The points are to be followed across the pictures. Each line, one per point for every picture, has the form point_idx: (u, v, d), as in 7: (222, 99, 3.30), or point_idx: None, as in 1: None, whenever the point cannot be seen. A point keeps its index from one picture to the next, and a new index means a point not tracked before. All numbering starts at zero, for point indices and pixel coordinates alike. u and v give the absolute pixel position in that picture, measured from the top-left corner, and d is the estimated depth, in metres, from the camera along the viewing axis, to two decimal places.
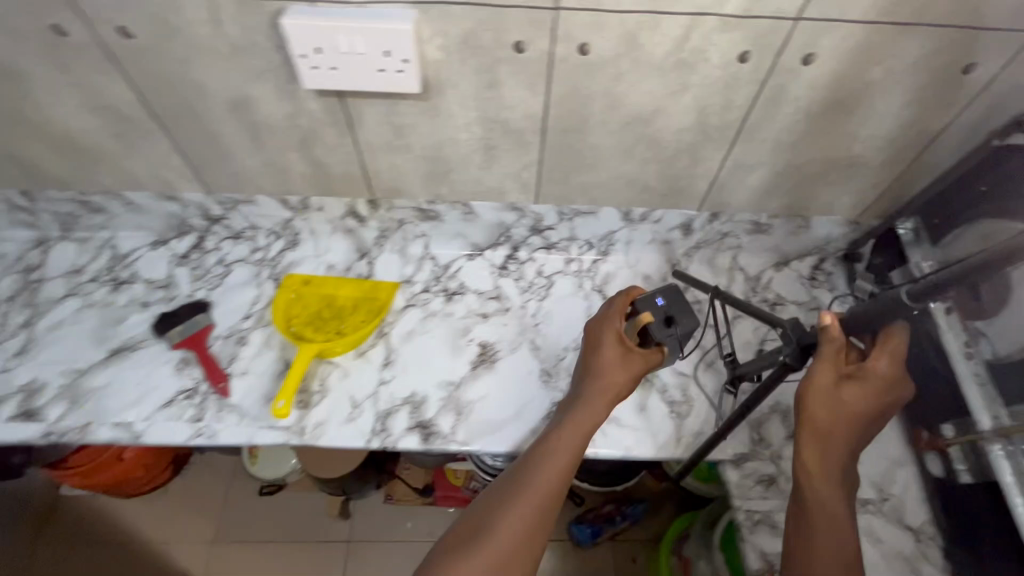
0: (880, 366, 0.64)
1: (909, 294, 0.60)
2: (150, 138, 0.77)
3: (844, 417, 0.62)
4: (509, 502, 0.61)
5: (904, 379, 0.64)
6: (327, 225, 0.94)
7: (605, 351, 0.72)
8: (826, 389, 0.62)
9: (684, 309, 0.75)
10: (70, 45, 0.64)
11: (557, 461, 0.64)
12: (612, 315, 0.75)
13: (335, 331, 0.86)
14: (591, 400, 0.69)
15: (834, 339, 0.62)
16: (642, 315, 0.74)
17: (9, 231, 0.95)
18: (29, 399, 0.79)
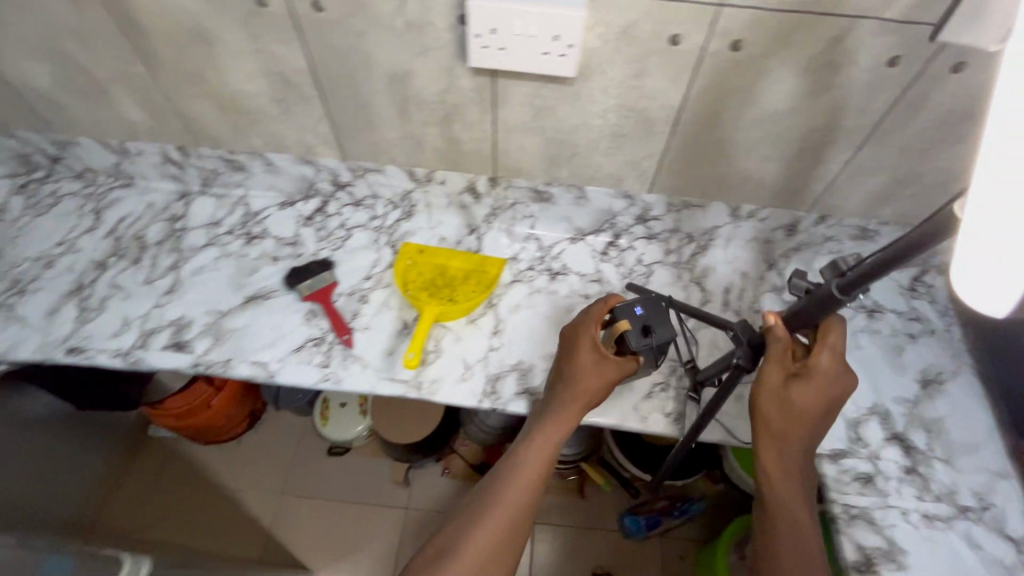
0: (820, 362, 0.68)
1: (839, 288, 0.58)
2: (307, 105, 0.84)
3: (793, 417, 0.68)
4: (489, 509, 0.69)
5: (846, 371, 0.69)
6: (443, 198, 1.00)
7: (581, 357, 0.76)
8: (773, 390, 0.68)
9: (662, 319, 0.75)
10: (266, 15, 0.71)
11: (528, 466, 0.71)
12: (587, 323, 0.78)
13: (449, 298, 0.91)
14: (563, 406, 0.75)
15: (780, 340, 0.67)
16: (619, 323, 0.75)
17: (158, 183, 1.04)
18: (179, 332, 0.87)
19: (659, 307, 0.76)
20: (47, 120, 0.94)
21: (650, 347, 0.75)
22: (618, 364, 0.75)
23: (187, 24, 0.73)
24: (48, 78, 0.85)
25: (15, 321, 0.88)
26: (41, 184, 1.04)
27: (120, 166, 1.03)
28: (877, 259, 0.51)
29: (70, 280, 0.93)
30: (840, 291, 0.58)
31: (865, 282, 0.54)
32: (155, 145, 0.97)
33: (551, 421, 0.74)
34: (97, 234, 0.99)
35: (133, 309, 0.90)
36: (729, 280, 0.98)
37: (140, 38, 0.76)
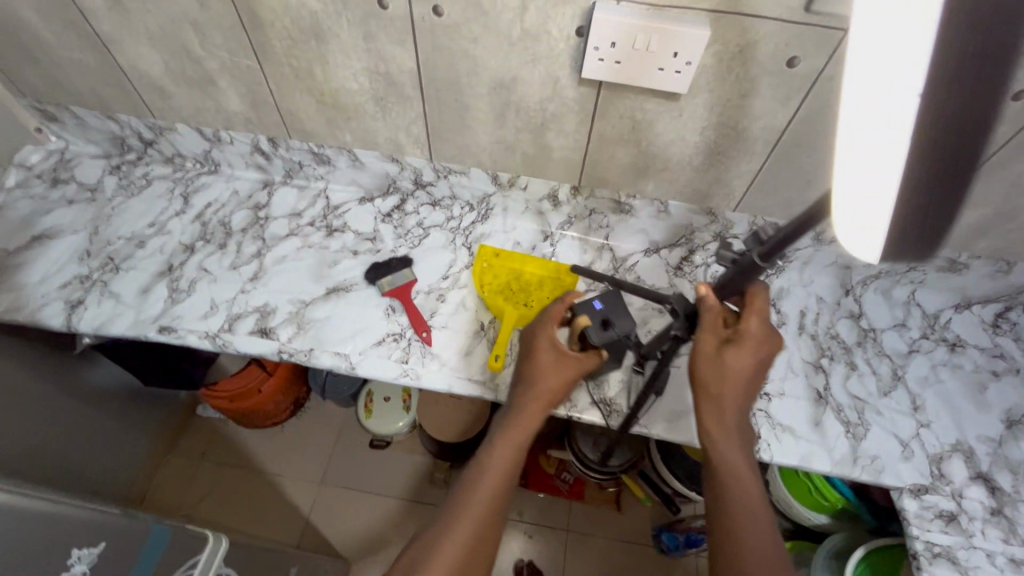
0: (752, 327, 0.70)
1: (760, 256, 0.57)
2: (405, 106, 0.86)
3: (730, 383, 0.70)
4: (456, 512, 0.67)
5: (772, 334, 0.72)
6: (521, 203, 1.01)
7: (541, 355, 0.78)
8: (709, 357, 0.70)
9: (620, 313, 0.80)
10: (386, 16, 0.72)
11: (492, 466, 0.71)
12: (544, 323, 0.80)
13: (525, 303, 0.92)
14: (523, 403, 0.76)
15: (713, 308, 0.69)
16: (579, 319, 0.79)
17: (243, 172, 1.07)
18: (264, 319, 0.89)
19: (615, 299, 0.81)
20: (148, 105, 0.98)
21: (611, 339, 0.79)
22: (578, 360, 0.77)
23: (306, 21, 0.76)
24: (159, 66, 0.88)
25: (111, 297, 0.91)
26: (134, 166, 1.08)
27: (208, 153, 1.06)
28: (788, 227, 0.49)
29: (161, 261, 0.96)
30: (759, 259, 0.58)
31: (775, 253, 0.54)
32: (247, 135, 1.00)
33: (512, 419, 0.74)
34: (185, 218, 1.02)
35: (220, 293, 0.92)
36: (804, 303, 0.97)
37: (256, 33, 0.79)
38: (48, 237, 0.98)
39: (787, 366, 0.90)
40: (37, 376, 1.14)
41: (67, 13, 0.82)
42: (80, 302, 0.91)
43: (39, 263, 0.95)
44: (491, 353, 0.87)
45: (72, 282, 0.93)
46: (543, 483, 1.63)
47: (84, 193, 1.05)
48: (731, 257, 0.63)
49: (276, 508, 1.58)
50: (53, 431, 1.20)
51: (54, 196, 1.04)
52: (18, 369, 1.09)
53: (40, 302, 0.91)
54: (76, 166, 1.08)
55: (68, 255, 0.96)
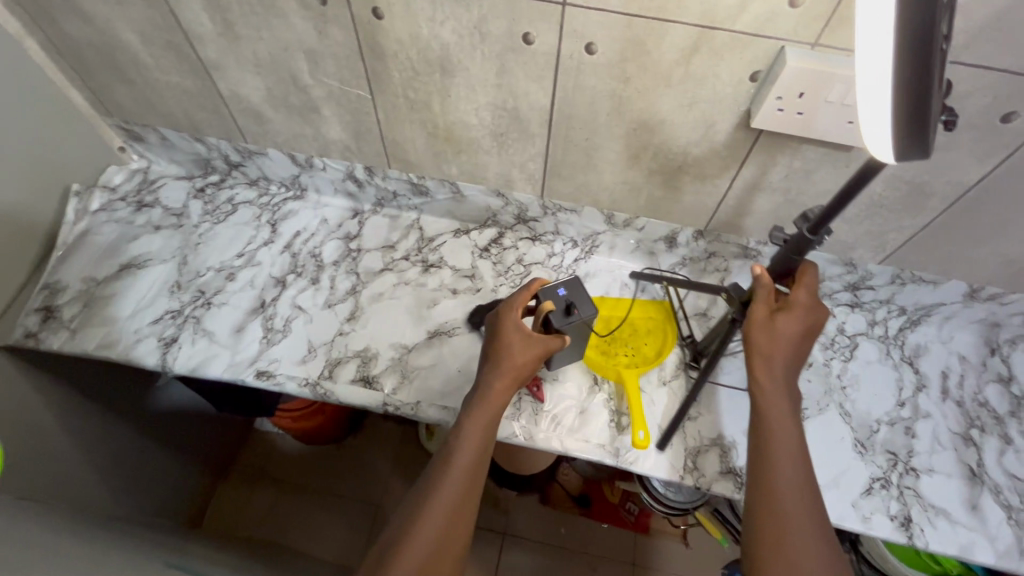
0: (800, 298, 0.63)
1: (810, 230, 0.58)
2: (526, 142, 0.79)
3: (783, 349, 0.62)
4: (427, 503, 0.65)
5: (821, 308, 0.64)
6: (631, 242, 0.93)
7: (508, 340, 0.73)
8: (762, 326, 0.63)
9: (584, 298, 0.75)
10: (529, 52, 0.65)
11: (463, 457, 0.68)
12: (509, 308, 0.74)
13: (628, 355, 0.85)
14: (490, 387, 0.71)
15: (767, 285, 0.64)
16: (543, 304, 0.74)
17: (330, 199, 1.02)
18: (366, 365, 0.84)
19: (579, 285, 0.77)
20: (241, 129, 0.92)
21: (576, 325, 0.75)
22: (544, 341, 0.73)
23: (434, 54, 0.69)
24: (261, 92, 0.83)
25: (205, 336, 0.87)
26: (218, 189, 1.04)
27: (296, 178, 1.00)
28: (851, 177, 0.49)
29: (253, 296, 0.92)
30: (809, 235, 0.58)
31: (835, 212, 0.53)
32: (342, 162, 0.94)
33: (483, 405, 0.70)
34: (274, 248, 0.97)
35: (318, 335, 0.87)
36: (945, 364, 0.88)
37: (376, 63, 0.73)
38: (137, 265, 0.94)
39: (932, 438, 0.81)
40: (88, 434, 1.06)
41: (172, 37, 0.77)
42: (174, 340, 0.87)
43: (130, 295, 0.91)
44: (635, 429, 0.78)
45: (164, 317, 0.89)
46: (607, 513, 1.57)
47: (170, 218, 1.00)
48: (782, 239, 0.63)
49: (334, 531, 1.47)
50: (120, 469, 1.14)
51: (140, 220, 1.00)
52: (69, 434, 1.02)
53: (133, 338, 0.87)
54: (159, 188, 1.04)
55: (158, 287, 0.92)
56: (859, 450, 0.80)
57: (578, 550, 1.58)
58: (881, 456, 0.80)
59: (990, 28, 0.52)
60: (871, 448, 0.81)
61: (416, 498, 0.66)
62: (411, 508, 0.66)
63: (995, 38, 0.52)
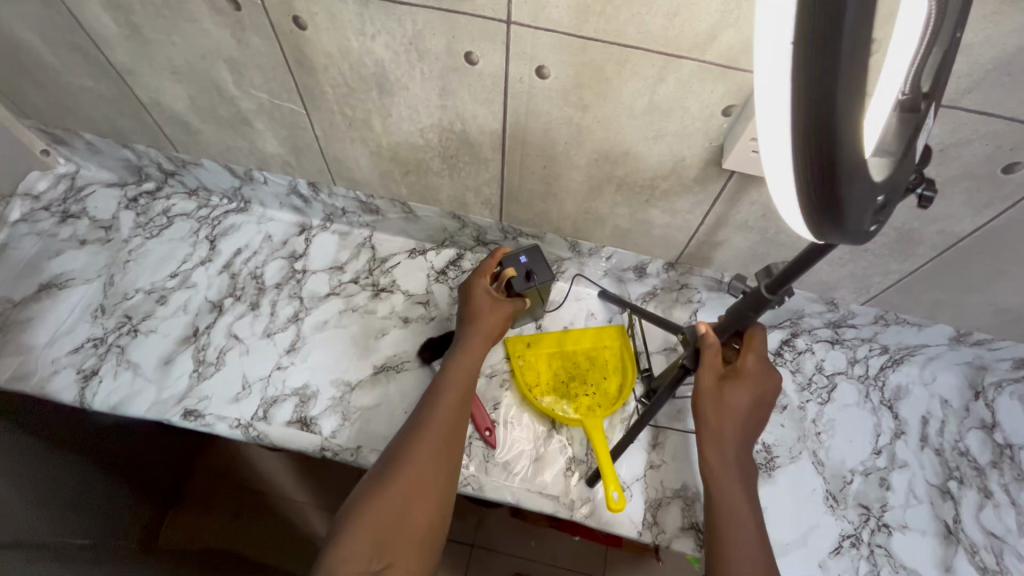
0: (748, 365, 0.63)
1: (768, 289, 0.51)
2: (480, 166, 0.71)
3: (734, 420, 0.62)
4: (404, 462, 0.60)
5: (771, 371, 0.64)
6: (599, 270, 0.87)
7: (479, 301, 0.73)
8: (710, 395, 0.62)
9: (544, 263, 0.75)
10: (473, 73, 0.57)
11: (444, 411, 0.64)
12: (478, 274, 0.74)
13: (588, 396, 0.80)
14: (468, 343, 0.70)
15: (714, 345, 0.62)
16: (505, 270, 0.74)
17: (276, 214, 0.94)
18: (303, 405, 0.77)
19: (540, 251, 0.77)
20: (169, 138, 0.83)
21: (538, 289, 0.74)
22: (514, 302, 0.73)
23: (369, 70, 0.60)
24: (185, 101, 0.74)
25: (129, 368, 0.80)
26: (153, 199, 0.95)
27: (238, 190, 0.92)
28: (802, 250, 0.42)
29: (184, 323, 0.84)
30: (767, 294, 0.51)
31: (792, 277, 0.47)
32: (284, 177, 0.86)
33: (461, 361, 0.69)
34: (211, 268, 0.89)
35: (254, 369, 0.80)
36: (926, 408, 0.82)
37: (306, 78, 0.64)
38: (58, 285, 0.86)
39: (908, 491, 0.77)
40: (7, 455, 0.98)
41: (75, 38, 0.68)
42: (95, 373, 0.79)
43: (48, 320, 0.83)
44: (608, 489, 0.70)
45: (85, 346, 0.82)
46: (580, 529, 1.45)
47: (97, 231, 0.92)
48: (742, 290, 0.58)
49: (295, 544, 1.39)
50: (54, 490, 1.05)
51: (63, 233, 0.91)
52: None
53: (49, 370, 0.80)
54: (88, 196, 0.95)
55: (81, 311, 0.85)
56: (830, 504, 0.75)
57: (548, 563, 1.55)
58: (853, 511, 0.75)
59: (998, 72, 0.44)
60: (842, 502, 0.76)
61: (390, 458, 0.61)
62: (388, 461, 0.61)
63: (1005, 83, 0.45)
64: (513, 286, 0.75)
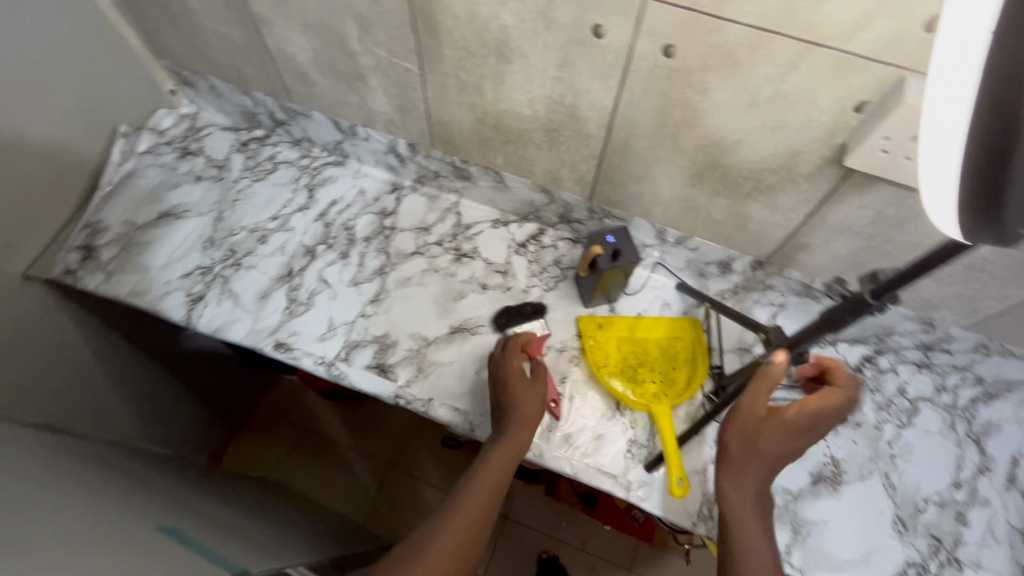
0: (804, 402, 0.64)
1: (870, 295, 0.48)
2: (582, 143, 0.72)
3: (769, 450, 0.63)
4: (427, 546, 0.61)
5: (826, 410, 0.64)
6: (680, 260, 0.86)
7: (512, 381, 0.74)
8: (749, 421, 0.62)
9: (632, 245, 0.76)
10: (596, 47, 0.58)
11: (474, 497, 0.66)
12: (509, 354, 0.76)
13: (655, 383, 0.80)
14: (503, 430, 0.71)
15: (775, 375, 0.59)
16: (591, 248, 0.76)
17: (371, 170, 0.98)
18: (382, 352, 0.82)
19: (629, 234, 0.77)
20: (287, 88, 0.89)
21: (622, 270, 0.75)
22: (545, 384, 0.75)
23: (492, 36, 0.62)
24: (308, 54, 0.78)
25: (231, 298, 0.87)
26: (261, 145, 1.02)
27: (339, 144, 0.97)
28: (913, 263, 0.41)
29: (281, 262, 0.90)
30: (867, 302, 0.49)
31: (902, 285, 0.44)
32: (386, 135, 0.89)
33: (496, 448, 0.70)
34: (309, 215, 0.95)
35: (340, 313, 0.85)
36: (1019, 448, 0.77)
37: (428, 40, 0.66)
38: (175, 215, 0.94)
39: (986, 530, 0.73)
40: None
41: None
42: (201, 297, 0.87)
43: (165, 245, 0.92)
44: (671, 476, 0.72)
45: (194, 272, 0.89)
46: (612, 516, 1.52)
47: (211, 169, 0.99)
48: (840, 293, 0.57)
49: (340, 487, 1.47)
50: (142, 400, 1.16)
51: (182, 167, 0.99)
52: (100, 364, 1.05)
53: (163, 290, 0.88)
54: (205, 136, 1.03)
55: (193, 240, 0.92)
56: (898, 529, 0.73)
57: (576, 547, 1.57)
58: (923, 540, 0.72)
59: None
60: (912, 529, 0.73)
61: (415, 542, 0.63)
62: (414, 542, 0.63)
63: None
64: (597, 263, 0.76)
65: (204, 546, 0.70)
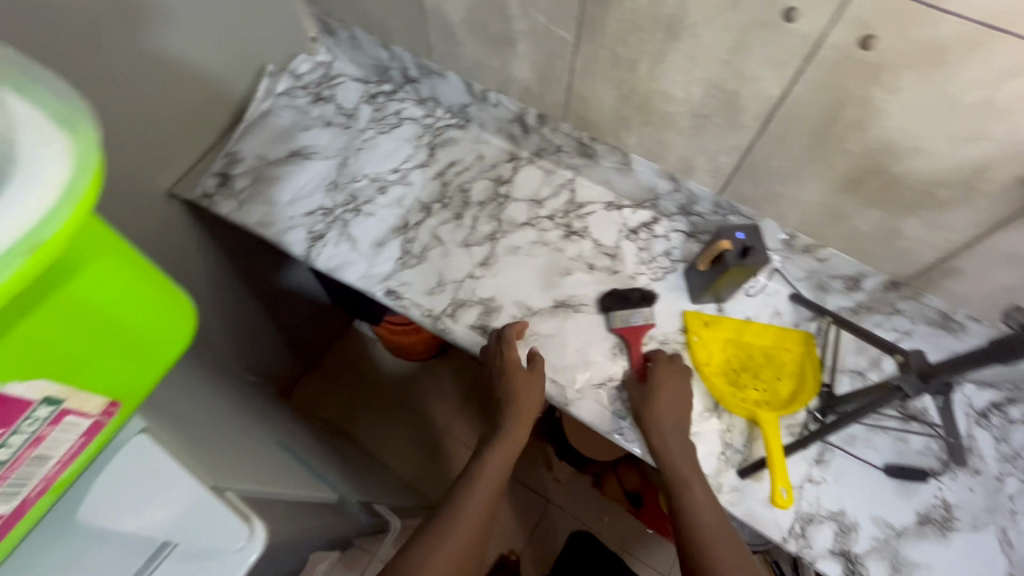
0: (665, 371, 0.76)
1: None
2: (731, 132, 0.69)
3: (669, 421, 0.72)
4: (444, 531, 0.68)
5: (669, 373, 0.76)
6: (802, 270, 0.81)
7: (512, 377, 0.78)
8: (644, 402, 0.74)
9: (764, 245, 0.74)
10: (783, 31, 0.55)
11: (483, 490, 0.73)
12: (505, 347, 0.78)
13: (758, 390, 0.78)
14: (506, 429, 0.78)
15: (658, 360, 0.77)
16: (720, 241, 0.74)
17: (491, 138, 0.99)
18: (487, 315, 0.83)
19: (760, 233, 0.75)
20: (429, 46, 0.91)
21: (749, 268, 0.73)
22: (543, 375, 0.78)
23: (666, 11, 0.61)
24: (462, 12, 0.79)
25: (348, 241, 0.90)
26: (389, 99, 1.05)
27: (465, 107, 0.98)
28: None
29: (397, 214, 0.93)
30: None
31: None
32: (517, 104, 0.90)
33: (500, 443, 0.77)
34: (427, 172, 0.97)
35: (450, 271, 0.87)
36: None
37: (595, 9, 0.66)
38: (303, 155, 0.99)
39: None
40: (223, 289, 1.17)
41: None
42: (321, 236, 0.91)
43: (293, 182, 0.97)
44: (775, 487, 0.71)
45: (316, 212, 0.93)
46: (657, 523, 1.42)
47: (341, 117, 1.03)
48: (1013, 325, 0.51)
49: (395, 442, 1.52)
50: (239, 326, 1.24)
51: (314, 112, 1.04)
52: (212, 288, 1.12)
53: (287, 225, 0.93)
54: (337, 85, 1.06)
55: (318, 182, 0.97)
56: None
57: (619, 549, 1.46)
58: None
59: None
60: None
61: (436, 525, 0.69)
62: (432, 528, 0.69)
63: None
64: (724, 258, 0.74)
65: (315, 469, 0.78)
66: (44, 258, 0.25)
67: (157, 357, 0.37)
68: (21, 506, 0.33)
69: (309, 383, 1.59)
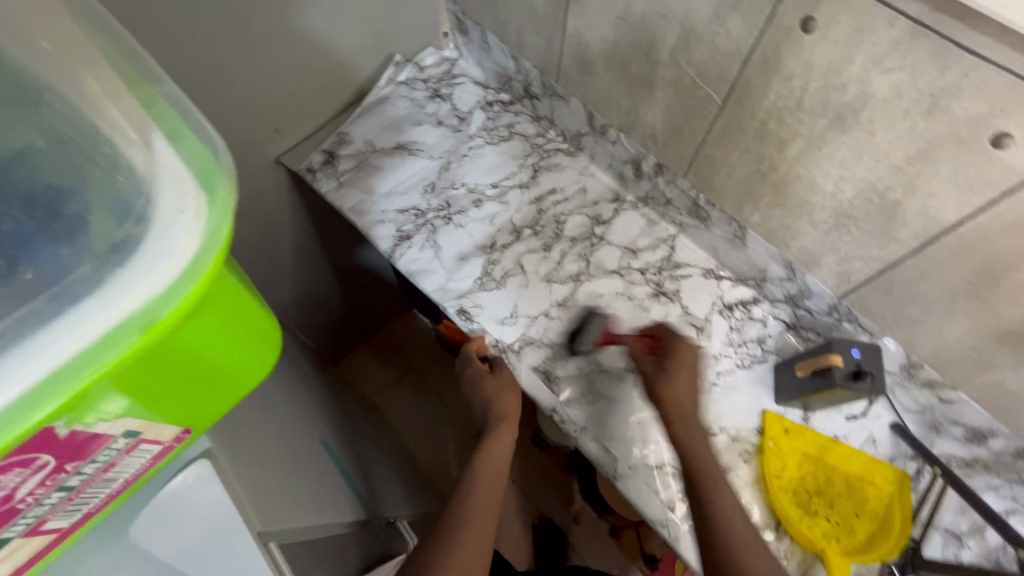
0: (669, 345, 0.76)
1: None
2: (877, 239, 0.61)
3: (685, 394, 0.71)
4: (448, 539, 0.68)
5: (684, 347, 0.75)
6: (915, 402, 0.71)
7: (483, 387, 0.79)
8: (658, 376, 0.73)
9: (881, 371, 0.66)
10: (982, 155, 0.47)
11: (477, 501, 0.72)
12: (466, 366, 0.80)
13: (830, 520, 0.70)
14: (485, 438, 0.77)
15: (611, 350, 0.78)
16: (832, 355, 0.67)
17: (598, 172, 0.95)
18: (553, 360, 0.80)
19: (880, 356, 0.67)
20: (561, 68, 0.87)
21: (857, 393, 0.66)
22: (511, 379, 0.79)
23: (841, 99, 0.53)
24: (606, 45, 0.75)
25: (433, 248, 0.89)
26: (504, 110, 1.02)
27: (580, 135, 0.94)
28: None
29: (487, 231, 0.91)
30: None
31: None
32: (636, 146, 0.84)
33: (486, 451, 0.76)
34: (526, 194, 0.94)
35: (526, 304, 0.84)
36: None
37: (757, 77, 0.59)
38: (409, 150, 0.98)
39: None
40: None
41: None
42: (408, 237, 0.90)
43: (393, 174, 0.96)
44: None
45: (409, 211, 0.93)
46: None
47: (453, 118, 1.01)
48: None
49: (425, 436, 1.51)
50: (307, 293, 1.26)
51: (429, 108, 1.02)
52: (292, 254, 1.14)
53: (378, 218, 0.93)
54: (456, 85, 1.05)
55: (417, 181, 0.96)
56: None
57: None
58: None
59: None
60: None
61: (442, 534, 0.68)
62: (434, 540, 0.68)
63: None
64: (832, 374, 0.67)
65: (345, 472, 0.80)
66: (157, 331, 0.27)
67: (232, 392, 0.36)
68: (84, 516, 0.33)
69: (355, 357, 1.59)
